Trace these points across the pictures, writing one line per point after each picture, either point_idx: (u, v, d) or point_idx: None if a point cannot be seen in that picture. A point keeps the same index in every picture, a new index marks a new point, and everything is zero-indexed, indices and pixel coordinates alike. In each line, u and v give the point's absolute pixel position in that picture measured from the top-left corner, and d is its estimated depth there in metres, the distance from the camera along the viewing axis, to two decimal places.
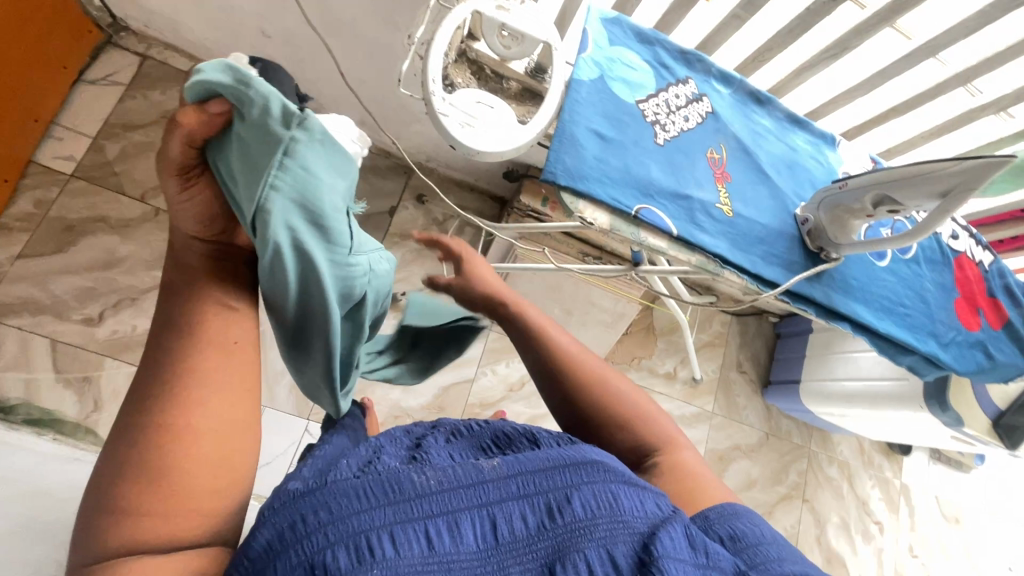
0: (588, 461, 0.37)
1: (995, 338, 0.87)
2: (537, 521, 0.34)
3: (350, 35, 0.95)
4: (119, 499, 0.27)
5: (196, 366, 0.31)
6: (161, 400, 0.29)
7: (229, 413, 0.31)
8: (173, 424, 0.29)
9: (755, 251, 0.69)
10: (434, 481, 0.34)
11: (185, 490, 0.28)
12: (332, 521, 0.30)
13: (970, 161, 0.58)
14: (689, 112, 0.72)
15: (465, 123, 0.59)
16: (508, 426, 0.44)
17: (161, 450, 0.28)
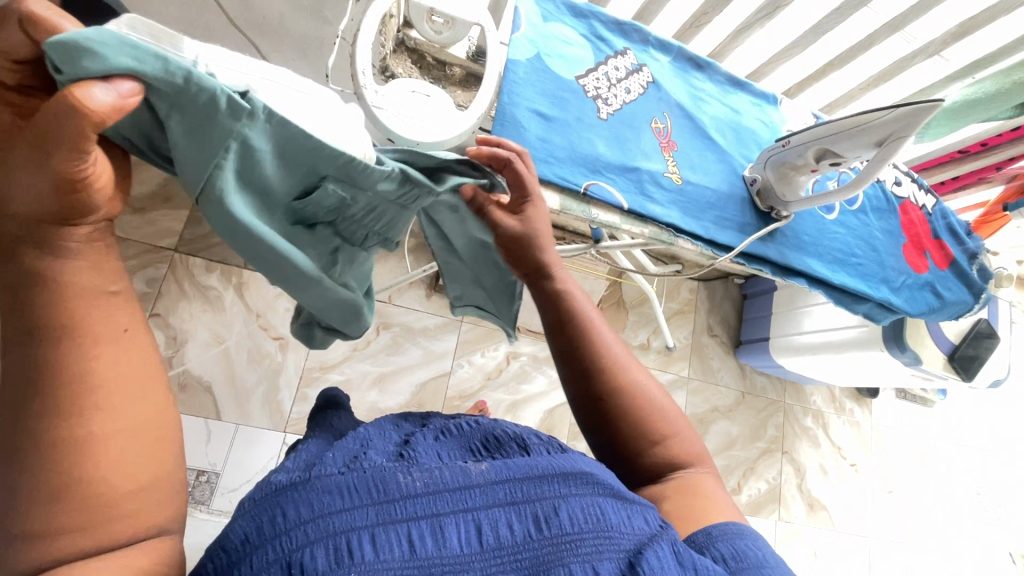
0: (576, 472, 0.38)
1: (943, 277, 0.91)
2: (524, 531, 0.34)
3: (279, 32, 0.91)
4: (39, 517, 0.26)
5: (100, 368, 0.29)
6: (45, 411, 0.27)
7: (139, 411, 0.30)
8: (74, 433, 0.27)
9: (707, 217, 0.70)
10: (419, 483, 0.34)
11: (103, 503, 0.27)
12: (313, 517, 0.31)
13: (901, 107, 0.58)
14: (629, 84, 0.71)
15: (401, 115, 0.57)
16: (498, 427, 0.43)
17: (67, 458, 0.26)
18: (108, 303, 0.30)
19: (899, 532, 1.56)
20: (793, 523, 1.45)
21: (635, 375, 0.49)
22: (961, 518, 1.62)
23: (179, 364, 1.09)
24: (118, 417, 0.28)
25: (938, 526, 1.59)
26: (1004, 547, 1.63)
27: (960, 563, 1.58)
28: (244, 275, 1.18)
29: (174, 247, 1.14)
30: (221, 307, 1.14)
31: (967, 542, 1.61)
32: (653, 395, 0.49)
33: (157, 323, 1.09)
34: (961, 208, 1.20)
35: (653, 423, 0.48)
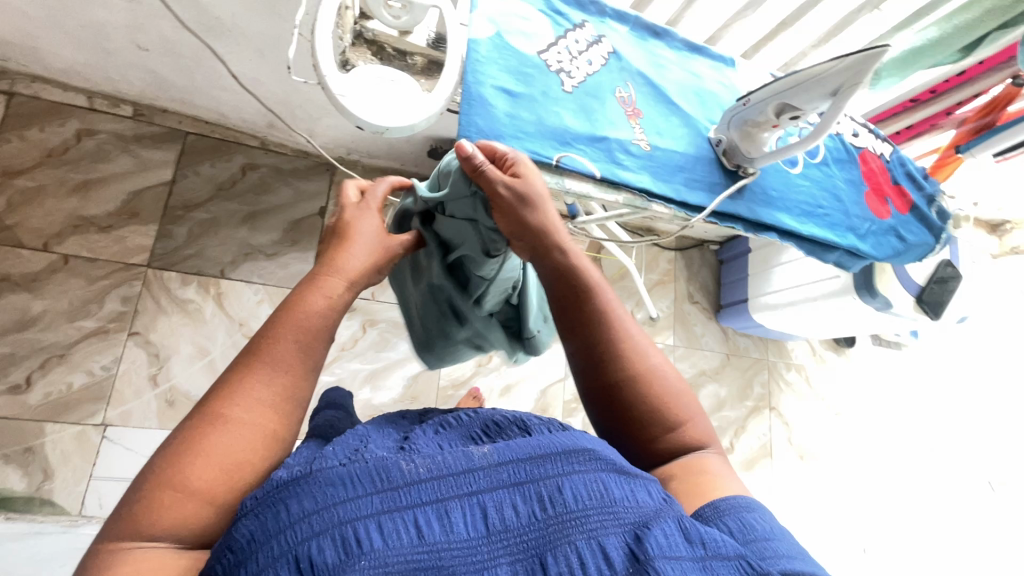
0: (579, 449, 0.38)
1: (905, 221, 0.95)
2: (529, 510, 0.35)
3: (235, 34, 0.90)
4: (179, 475, 0.36)
5: (257, 382, 0.41)
6: (222, 399, 0.39)
7: (274, 419, 0.40)
8: (218, 413, 0.39)
9: (677, 179, 0.72)
10: (422, 470, 0.36)
11: (226, 472, 0.37)
12: (316, 510, 0.33)
13: (851, 56, 0.61)
14: (591, 56, 0.72)
15: (367, 100, 0.57)
16: (496, 413, 0.44)
17: (221, 429, 0.38)
18: (298, 339, 0.44)
19: (886, 473, 1.62)
20: (786, 474, 1.51)
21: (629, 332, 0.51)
22: (943, 454, 1.70)
23: (166, 380, 1.08)
24: (241, 424, 0.39)
25: (921, 462, 1.66)
26: (982, 477, 1.71)
27: (946, 498, 1.66)
28: (222, 285, 1.16)
29: (147, 263, 1.12)
30: (203, 320, 1.13)
31: (951, 476, 1.68)
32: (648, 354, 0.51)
33: (137, 342, 1.08)
34: (917, 155, 1.24)
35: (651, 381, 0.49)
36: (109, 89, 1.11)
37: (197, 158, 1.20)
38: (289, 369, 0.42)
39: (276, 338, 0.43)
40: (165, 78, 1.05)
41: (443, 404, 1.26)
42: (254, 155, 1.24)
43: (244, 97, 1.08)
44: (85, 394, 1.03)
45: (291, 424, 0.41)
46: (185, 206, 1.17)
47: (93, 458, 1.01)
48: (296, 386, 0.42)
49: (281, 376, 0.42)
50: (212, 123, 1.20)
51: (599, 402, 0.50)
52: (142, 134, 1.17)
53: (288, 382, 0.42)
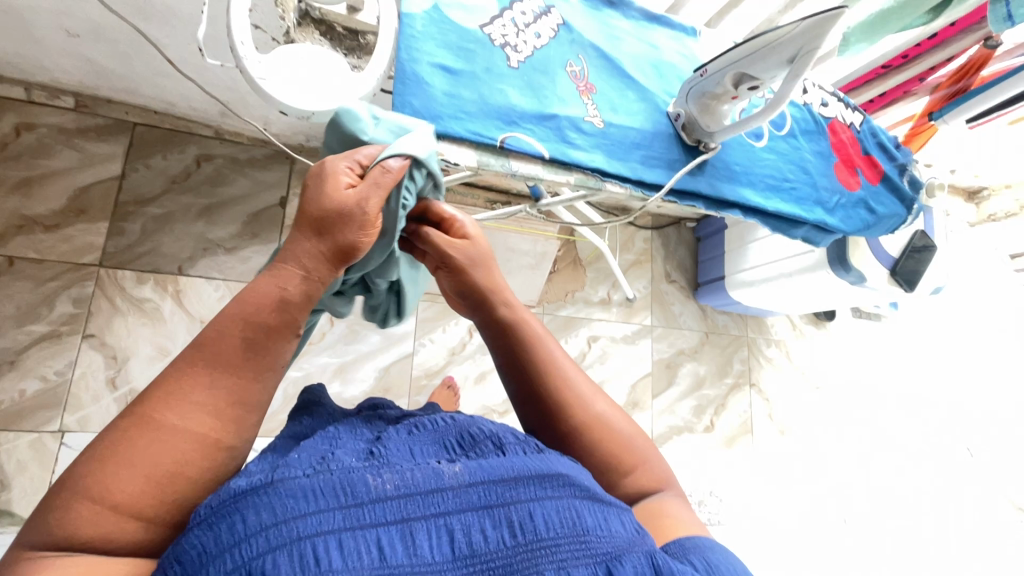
0: (553, 474, 0.36)
1: (875, 193, 0.92)
2: (498, 537, 0.33)
3: (166, 16, 0.85)
4: (95, 484, 0.29)
5: (199, 378, 0.33)
6: (158, 394, 0.32)
7: (224, 422, 0.33)
8: (150, 414, 0.31)
9: (633, 157, 0.68)
10: (390, 486, 0.33)
11: (157, 480, 0.30)
12: (274, 523, 0.29)
13: (809, 19, 0.57)
14: (539, 28, 0.68)
15: (290, 82, 0.53)
16: (474, 421, 0.40)
17: (147, 433, 0.30)
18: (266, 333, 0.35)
19: (866, 444, 1.63)
20: (765, 449, 1.52)
21: (568, 362, 0.48)
22: (922, 423, 1.71)
23: (125, 383, 1.05)
24: (178, 432, 0.31)
25: (900, 432, 1.68)
26: (961, 443, 1.73)
27: (926, 465, 1.67)
28: (180, 282, 1.12)
29: (99, 262, 1.08)
30: (161, 319, 1.10)
31: (930, 444, 1.70)
32: (587, 387, 0.47)
33: (93, 344, 1.04)
34: (892, 124, 1.21)
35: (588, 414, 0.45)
36: (44, 80, 1.05)
37: (147, 150, 1.14)
38: (241, 374, 0.34)
39: (247, 331, 0.35)
40: (102, 66, 0.99)
41: (417, 394, 1.24)
42: (208, 145, 1.19)
43: (187, 84, 1.03)
44: (40, 401, 1.00)
45: (244, 429, 0.34)
46: (136, 200, 1.12)
47: (52, 466, 0.98)
48: (250, 390, 0.34)
49: (234, 374, 0.34)
50: (159, 112, 1.15)
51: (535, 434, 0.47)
52: (86, 127, 1.11)
53: (239, 385, 0.34)
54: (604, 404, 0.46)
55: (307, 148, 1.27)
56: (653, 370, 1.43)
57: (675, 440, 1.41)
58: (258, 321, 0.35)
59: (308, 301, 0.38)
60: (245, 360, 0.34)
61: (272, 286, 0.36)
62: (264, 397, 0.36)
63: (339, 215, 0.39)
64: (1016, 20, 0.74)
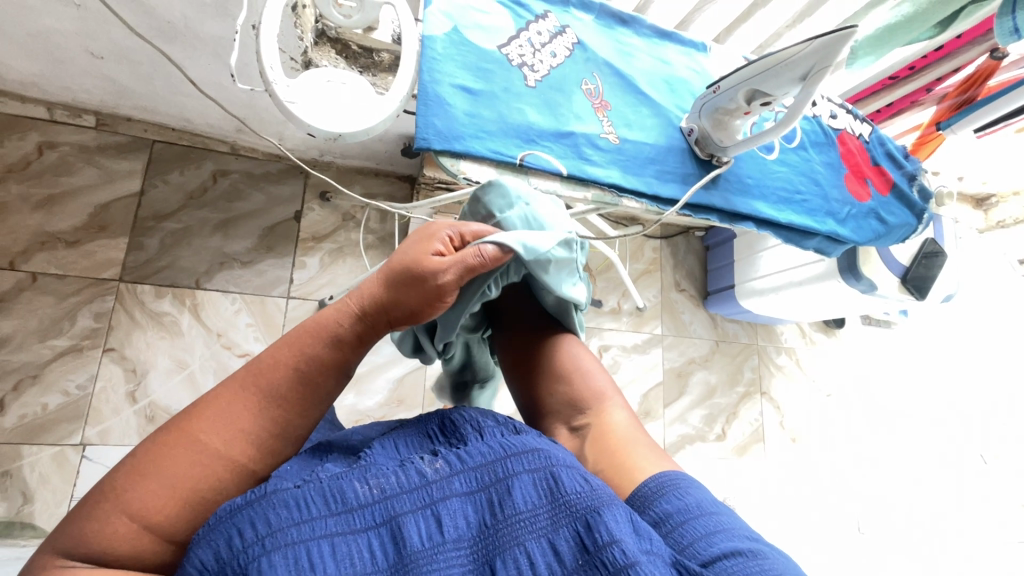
0: (529, 450, 0.39)
1: (886, 203, 0.93)
2: (479, 518, 0.36)
3: (190, 37, 0.87)
4: (136, 498, 0.33)
5: (242, 409, 0.37)
6: (196, 419, 0.36)
7: (257, 448, 0.37)
8: (194, 434, 0.35)
9: (648, 172, 0.70)
10: (375, 490, 0.36)
11: (192, 499, 0.34)
12: (269, 533, 0.32)
13: (820, 39, 0.58)
14: (555, 48, 0.70)
15: (318, 105, 0.55)
16: (455, 412, 0.45)
17: (189, 455, 0.35)
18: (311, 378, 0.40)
19: (879, 452, 1.63)
20: (779, 457, 1.51)
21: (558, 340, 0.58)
22: (935, 430, 1.70)
23: (144, 397, 1.07)
24: (216, 456, 0.35)
25: (913, 439, 1.67)
26: (975, 450, 1.72)
27: (939, 473, 1.66)
28: (198, 296, 1.14)
29: (119, 277, 1.10)
30: (179, 332, 1.11)
31: (943, 451, 1.69)
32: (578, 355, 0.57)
33: (113, 358, 1.06)
34: (899, 133, 1.23)
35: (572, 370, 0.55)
36: (67, 99, 1.08)
37: (165, 167, 1.16)
38: (294, 407, 0.39)
39: (290, 369, 0.39)
40: (124, 86, 1.01)
41: (430, 405, 1.25)
42: (225, 161, 1.22)
43: (206, 103, 1.05)
44: (61, 414, 1.01)
45: (272, 456, 0.38)
46: (155, 216, 1.14)
47: (73, 479, 0.99)
48: (292, 423, 0.39)
49: (274, 408, 0.38)
50: (178, 129, 1.17)
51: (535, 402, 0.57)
52: (106, 144, 1.13)
53: (279, 418, 0.38)
54: (590, 364, 0.56)
55: (321, 163, 1.29)
56: (664, 379, 1.44)
57: (689, 449, 1.41)
58: (315, 358, 0.40)
59: (356, 345, 0.42)
60: (294, 395, 0.39)
61: (330, 321, 0.41)
62: (301, 432, 0.40)
63: (411, 274, 0.43)
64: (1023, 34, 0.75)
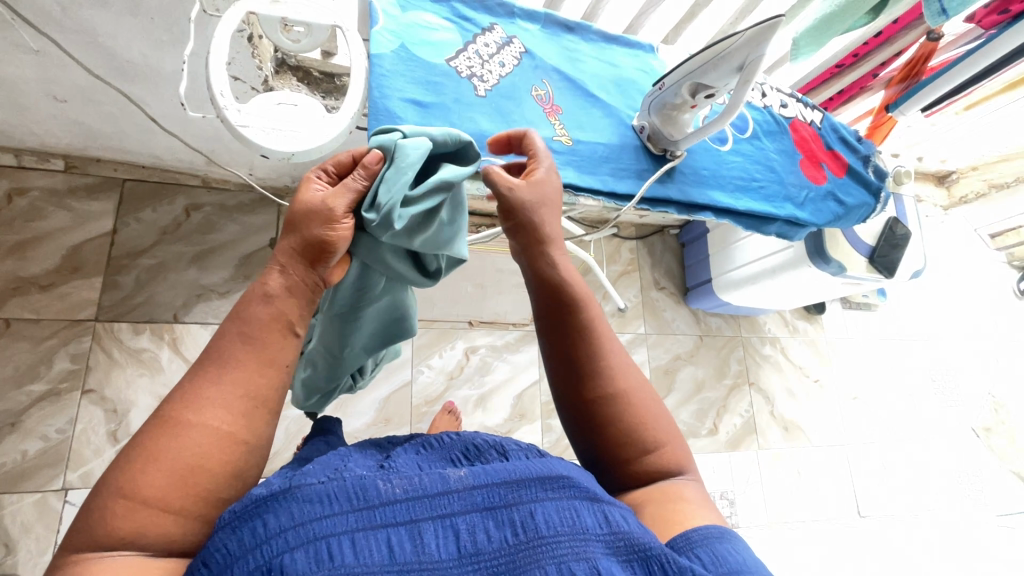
0: (553, 476, 0.38)
1: (842, 184, 0.95)
2: (501, 536, 0.35)
3: (150, 74, 0.89)
4: (130, 482, 0.32)
5: (211, 362, 0.38)
6: (178, 401, 0.36)
7: (237, 408, 0.36)
8: (169, 417, 0.35)
9: (603, 170, 0.72)
10: (399, 490, 0.36)
11: (182, 469, 0.33)
12: (293, 525, 0.32)
13: (752, 29, 0.61)
14: (502, 57, 0.72)
15: (271, 128, 0.56)
16: (477, 435, 0.44)
17: (168, 431, 0.34)
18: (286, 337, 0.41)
19: (871, 435, 1.64)
20: (772, 448, 1.52)
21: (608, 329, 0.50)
22: (923, 407, 1.72)
23: (126, 436, 1.06)
24: (192, 426, 0.35)
25: (903, 419, 1.69)
26: (965, 424, 1.74)
27: (933, 450, 1.68)
28: (176, 330, 1.14)
29: (95, 317, 1.09)
30: (160, 367, 1.11)
31: (934, 428, 1.71)
32: (634, 369, 0.49)
33: (93, 399, 1.05)
34: (853, 119, 1.27)
35: (620, 391, 0.46)
36: (34, 146, 1.08)
37: (137, 205, 1.17)
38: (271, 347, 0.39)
39: (245, 329, 0.39)
40: (90, 127, 1.02)
41: (418, 422, 1.24)
42: (196, 195, 1.22)
43: (174, 139, 1.06)
44: (42, 460, 1.00)
45: (258, 426, 0.37)
46: (129, 253, 1.14)
47: (57, 525, 0.98)
48: (258, 384, 0.38)
49: (258, 373, 0.38)
50: (148, 167, 1.18)
51: (565, 390, 0.48)
52: (75, 187, 1.14)
53: (248, 379, 0.37)
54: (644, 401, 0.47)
55: (292, 189, 1.30)
56: (651, 377, 1.45)
57: None
58: (251, 318, 0.39)
59: (300, 294, 0.42)
60: (248, 356, 0.38)
61: (266, 288, 0.41)
62: (273, 392, 0.39)
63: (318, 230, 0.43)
64: (950, 14, 0.78)
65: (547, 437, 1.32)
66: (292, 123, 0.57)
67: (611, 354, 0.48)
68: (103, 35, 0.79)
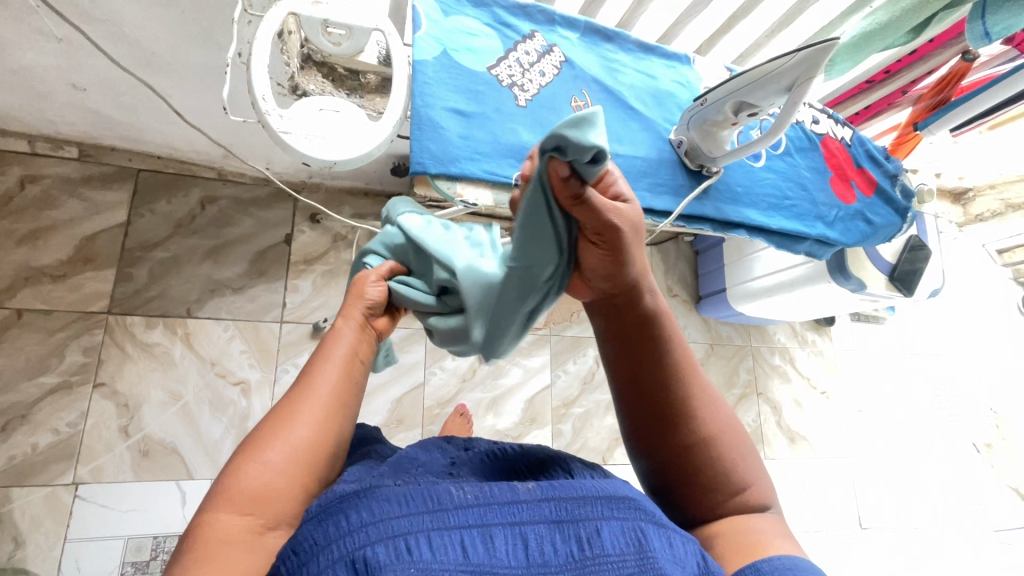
0: (620, 497, 0.38)
1: (871, 204, 0.95)
2: (568, 551, 0.34)
3: (175, 67, 0.87)
4: (183, 555, 0.33)
5: (264, 432, 0.38)
6: (228, 472, 0.36)
7: (276, 474, 0.36)
8: (220, 491, 0.35)
9: (641, 185, 0.71)
10: (471, 496, 0.36)
11: (221, 542, 0.33)
12: (372, 521, 0.32)
13: (803, 50, 0.60)
14: (543, 67, 0.71)
15: (313, 136, 0.55)
16: (541, 454, 0.45)
17: (215, 503, 0.35)
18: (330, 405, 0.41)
19: (876, 448, 1.65)
20: (777, 459, 1.52)
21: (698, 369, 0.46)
22: (928, 422, 1.74)
23: (137, 431, 1.04)
24: (238, 501, 0.35)
25: (908, 433, 1.70)
26: (967, 440, 1.76)
27: (935, 464, 1.69)
28: (189, 325, 1.13)
29: (108, 309, 1.08)
30: (172, 363, 1.09)
31: (938, 443, 1.72)
32: (721, 410, 0.47)
33: (104, 393, 1.04)
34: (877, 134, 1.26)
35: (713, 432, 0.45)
36: (48, 132, 1.06)
37: (151, 197, 1.15)
38: (316, 378, 0.41)
39: (284, 400, 0.40)
40: (108, 116, 1.00)
41: (430, 424, 1.24)
42: (212, 188, 1.20)
43: (193, 131, 1.05)
44: (52, 453, 0.99)
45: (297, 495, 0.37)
46: (143, 246, 1.13)
47: (67, 520, 0.97)
48: (303, 452, 0.37)
49: (304, 434, 0.38)
50: (163, 158, 1.16)
51: (656, 439, 0.45)
52: (89, 176, 1.12)
53: (292, 445, 0.37)
54: (732, 441, 0.46)
55: (309, 185, 1.28)
56: None
57: None
58: (295, 389, 0.41)
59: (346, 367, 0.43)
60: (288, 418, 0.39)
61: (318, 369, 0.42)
62: (311, 460, 0.38)
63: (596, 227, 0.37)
64: (993, 37, 0.77)
65: (557, 442, 1.32)
66: (329, 130, 0.56)
67: (700, 392, 0.45)
68: (129, 26, 0.77)
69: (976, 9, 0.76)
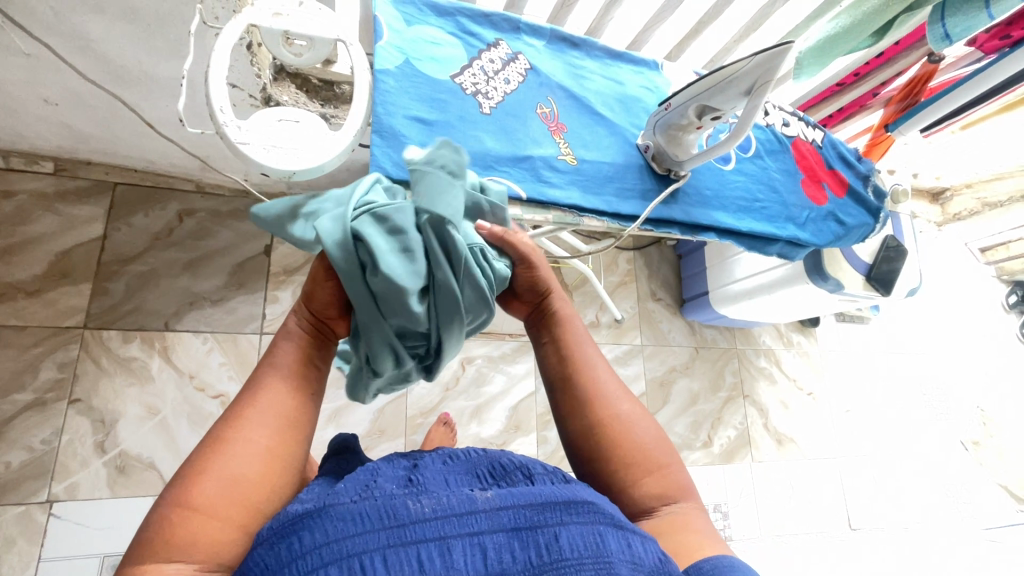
0: (578, 501, 0.37)
1: (843, 205, 0.95)
2: (526, 559, 0.33)
3: (145, 80, 0.87)
4: None
5: (198, 470, 0.35)
6: (159, 515, 0.33)
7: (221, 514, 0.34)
8: (153, 543, 0.32)
9: (608, 190, 0.71)
10: (428, 508, 0.34)
11: None
12: (326, 542, 0.32)
13: (759, 54, 0.60)
14: (508, 74, 0.71)
15: (271, 146, 0.55)
16: (505, 455, 0.43)
17: (151, 552, 0.32)
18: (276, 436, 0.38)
19: (863, 448, 1.65)
20: (765, 461, 1.52)
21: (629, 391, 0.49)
22: (915, 421, 1.74)
23: (113, 447, 1.03)
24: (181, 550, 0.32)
25: (895, 432, 1.70)
26: (954, 438, 1.76)
27: (923, 463, 1.70)
28: (167, 338, 1.12)
29: (83, 324, 1.07)
30: (149, 377, 1.09)
31: (925, 441, 1.73)
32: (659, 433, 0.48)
33: (79, 409, 1.03)
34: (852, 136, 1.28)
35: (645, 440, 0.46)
36: (22, 148, 1.05)
37: (128, 210, 1.15)
38: (259, 406, 0.39)
39: (222, 431, 0.37)
40: (81, 131, 1.00)
41: (413, 433, 1.23)
42: (190, 200, 1.20)
43: (168, 144, 1.05)
44: (26, 472, 0.97)
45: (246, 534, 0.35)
46: (120, 259, 1.12)
47: (40, 540, 0.95)
48: (248, 491, 0.35)
49: (246, 468, 0.36)
50: (140, 171, 1.16)
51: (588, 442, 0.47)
52: (65, 190, 1.11)
53: (240, 482, 0.35)
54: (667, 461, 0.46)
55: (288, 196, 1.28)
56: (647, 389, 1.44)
57: None
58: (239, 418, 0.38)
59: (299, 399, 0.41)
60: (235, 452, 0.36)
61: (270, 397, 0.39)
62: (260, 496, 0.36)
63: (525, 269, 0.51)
64: (953, 39, 0.78)
65: (542, 449, 1.32)
66: (289, 141, 0.56)
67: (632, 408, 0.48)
68: (96, 41, 0.77)
69: (936, 12, 0.78)
